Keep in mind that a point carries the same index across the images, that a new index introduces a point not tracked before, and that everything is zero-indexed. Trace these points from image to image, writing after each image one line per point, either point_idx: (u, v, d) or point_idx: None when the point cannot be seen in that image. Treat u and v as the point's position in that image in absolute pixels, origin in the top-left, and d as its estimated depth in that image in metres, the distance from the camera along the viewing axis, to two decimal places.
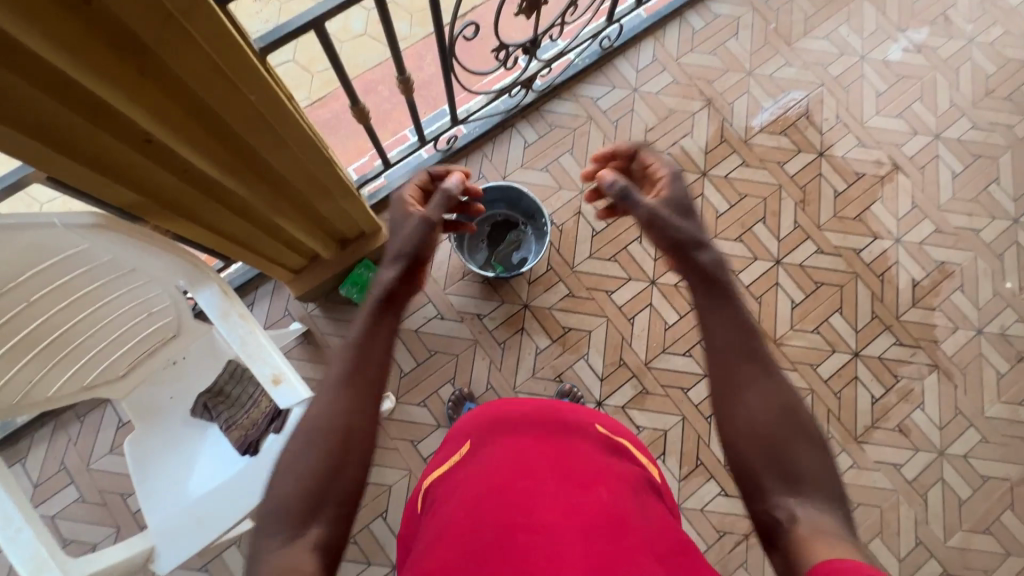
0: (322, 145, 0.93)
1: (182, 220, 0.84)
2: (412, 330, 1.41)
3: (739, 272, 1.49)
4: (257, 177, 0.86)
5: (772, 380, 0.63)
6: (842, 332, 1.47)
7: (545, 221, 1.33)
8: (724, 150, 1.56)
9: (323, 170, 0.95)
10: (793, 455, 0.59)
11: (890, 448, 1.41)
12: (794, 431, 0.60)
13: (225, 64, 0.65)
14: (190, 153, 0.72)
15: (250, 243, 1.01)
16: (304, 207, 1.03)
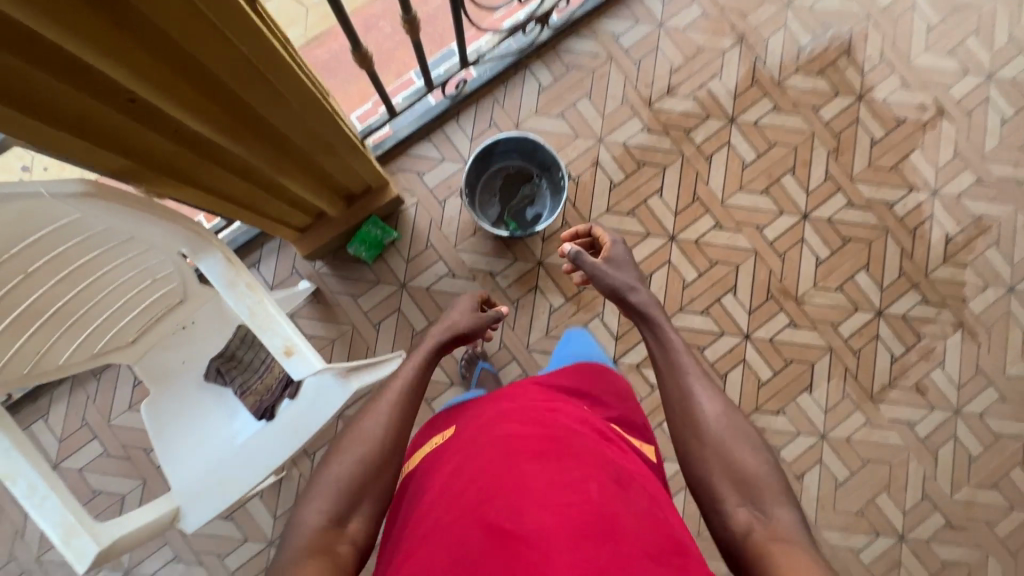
0: (324, 101, 0.86)
1: (179, 184, 0.79)
2: (422, 288, 1.38)
3: (763, 228, 1.42)
4: (255, 137, 0.80)
5: (708, 389, 0.79)
6: (867, 291, 1.42)
7: (561, 175, 1.25)
8: (755, 93, 1.44)
9: (325, 127, 0.89)
10: (740, 460, 0.71)
11: (905, 407, 1.40)
12: (742, 444, 0.73)
13: (217, 15, 0.57)
14: (180, 113, 0.65)
15: (249, 206, 0.96)
16: (305, 167, 0.97)
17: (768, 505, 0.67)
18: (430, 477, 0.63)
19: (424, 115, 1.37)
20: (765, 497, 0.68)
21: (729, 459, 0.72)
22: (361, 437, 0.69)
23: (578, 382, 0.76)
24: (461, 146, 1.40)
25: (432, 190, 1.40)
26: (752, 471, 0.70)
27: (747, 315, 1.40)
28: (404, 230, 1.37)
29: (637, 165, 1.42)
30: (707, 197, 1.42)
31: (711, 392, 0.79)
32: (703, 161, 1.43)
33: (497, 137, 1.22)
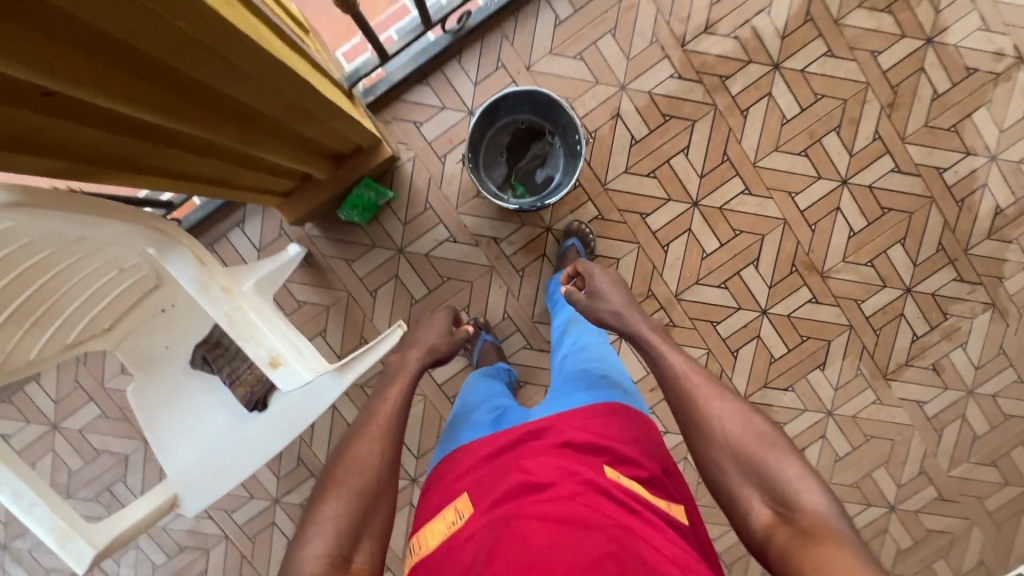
0: (288, 59, 0.70)
1: (133, 173, 0.67)
2: (421, 254, 1.28)
3: (797, 194, 1.28)
4: (213, 114, 0.66)
5: (711, 388, 0.82)
6: (898, 267, 1.32)
7: (578, 138, 1.10)
8: (807, 33, 1.23)
9: (297, 95, 0.74)
10: (750, 450, 0.75)
11: (917, 386, 1.36)
12: (747, 429, 0.77)
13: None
14: (112, 104, 0.52)
15: (217, 181, 0.83)
16: (280, 138, 0.83)
17: (791, 495, 0.70)
18: (445, 554, 0.59)
19: (421, 55, 1.19)
20: (787, 486, 0.71)
21: (740, 444, 0.76)
22: (362, 469, 0.78)
23: (599, 429, 0.71)
24: (464, 92, 1.22)
25: (431, 143, 1.25)
26: (762, 454, 0.74)
27: (767, 289, 1.32)
28: (401, 190, 1.25)
29: (663, 118, 1.25)
30: (738, 158, 1.27)
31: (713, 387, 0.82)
32: (738, 115, 1.25)
33: (508, 89, 1.04)
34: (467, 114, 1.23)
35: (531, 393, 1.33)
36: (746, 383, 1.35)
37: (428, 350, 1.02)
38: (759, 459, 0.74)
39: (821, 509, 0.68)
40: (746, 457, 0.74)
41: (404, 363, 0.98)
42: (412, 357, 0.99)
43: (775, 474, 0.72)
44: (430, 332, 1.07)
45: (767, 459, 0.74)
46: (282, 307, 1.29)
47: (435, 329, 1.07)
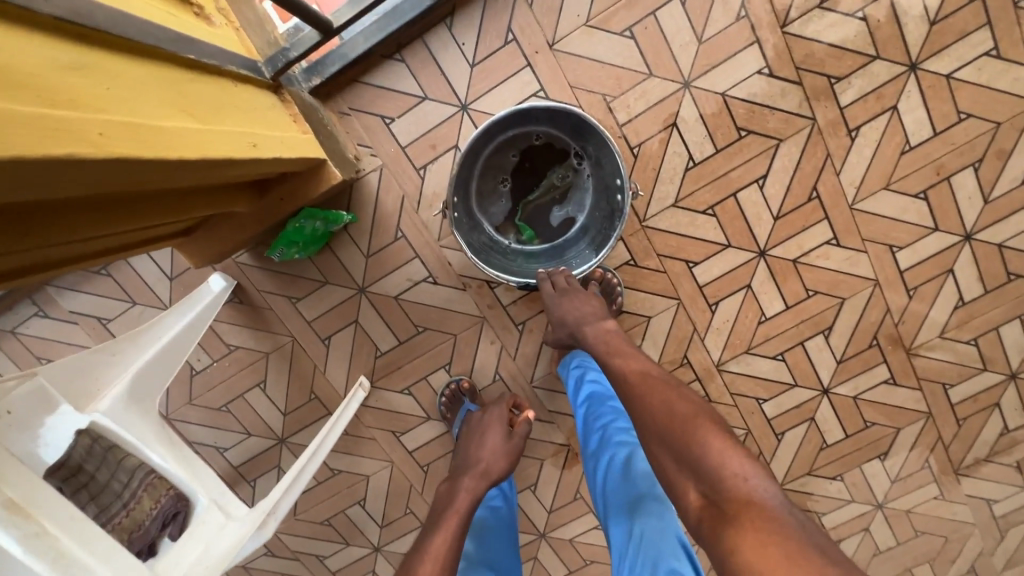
0: (57, 116, 0.34)
1: None
2: (389, 296, 0.96)
3: (900, 248, 0.95)
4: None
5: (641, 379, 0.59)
6: (1007, 348, 1.02)
7: (618, 181, 0.76)
8: (966, 20, 0.84)
9: (101, 174, 0.38)
10: (665, 427, 0.51)
11: (992, 484, 1.12)
12: (665, 405, 0.54)
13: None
14: None
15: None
16: (74, 213, 0.46)
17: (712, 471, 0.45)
18: None
19: (392, 17, 0.80)
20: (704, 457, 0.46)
21: (659, 417, 0.53)
22: None
23: None
24: (457, 77, 0.85)
25: (405, 148, 0.88)
26: (677, 422, 0.51)
27: (834, 365, 1.02)
28: (363, 211, 0.90)
29: (736, 134, 0.88)
30: (832, 195, 0.92)
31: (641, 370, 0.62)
32: (844, 136, 0.88)
33: (525, 104, 0.72)
34: (458, 109, 0.86)
35: (524, 465, 1.08)
36: (787, 469, 1.09)
37: (482, 474, 0.75)
38: (679, 425, 0.50)
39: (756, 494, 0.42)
40: (661, 430, 0.52)
41: (452, 500, 0.70)
42: (464, 488, 0.72)
43: (693, 444, 0.47)
44: (487, 450, 0.79)
45: (684, 431, 0.49)
46: (208, 351, 0.99)
47: (492, 443, 0.80)
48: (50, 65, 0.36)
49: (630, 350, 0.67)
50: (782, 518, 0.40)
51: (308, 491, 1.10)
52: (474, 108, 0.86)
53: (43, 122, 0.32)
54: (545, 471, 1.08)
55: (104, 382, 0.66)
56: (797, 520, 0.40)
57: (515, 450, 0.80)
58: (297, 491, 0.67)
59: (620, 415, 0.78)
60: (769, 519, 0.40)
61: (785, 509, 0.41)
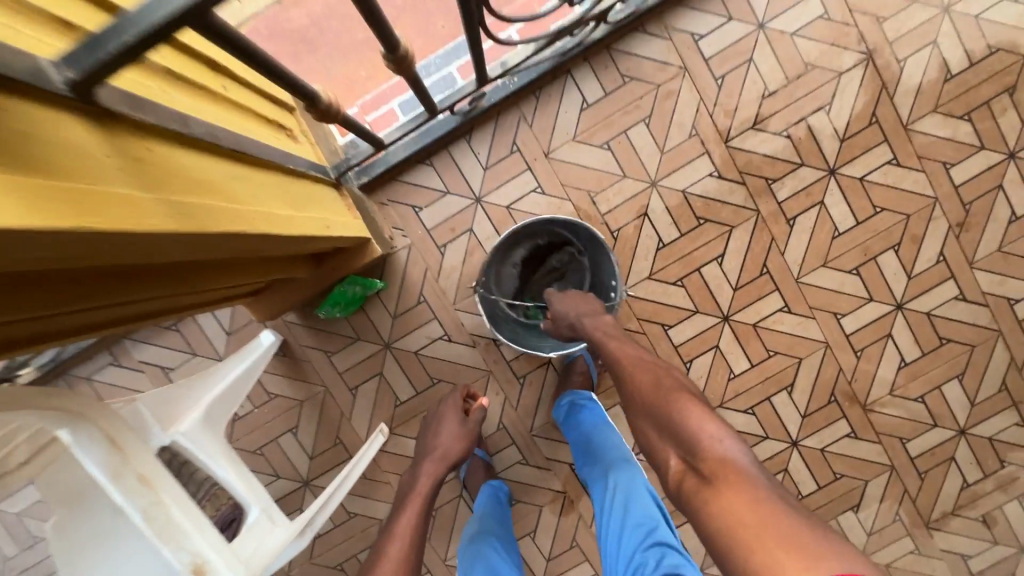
0: (230, 208, 0.54)
1: (40, 345, 0.53)
2: (410, 351, 1.13)
3: (843, 315, 1.12)
4: (41, 291, 0.44)
5: (636, 365, 0.76)
6: (953, 405, 1.15)
7: (610, 284, 0.98)
8: (871, 137, 1.07)
9: (244, 243, 0.58)
10: (658, 403, 0.67)
11: (963, 538, 1.19)
12: (658, 387, 0.70)
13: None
14: None
15: (122, 320, 0.63)
16: (204, 270, 0.66)
17: (693, 436, 0.60)
18: None
19: (425, 135, 1.04)
20: (687, 426, 0.62)
21: (651, 397, 0.69)
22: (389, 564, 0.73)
23: None
24: (473, 177, 1.08)
25: (430, 230, 1.10)
26: (668, 401, 0.67)
27: (799, 419, 1.16)
28: (392, 279, 1.10)
29: (696, 222, 1.09)
30: (780, 271, 1.11)
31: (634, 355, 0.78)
32: (784, 224, 1.09)
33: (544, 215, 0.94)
34: (473, 201, 1.09)
35: (524, 512, 1.18)
36: None
37: (441, 457, 0.93)
38: (666, 403, 0.66)
39: (727, 452, 0.57)
40: (656, 406, 0.68)
41: (414, 482, 0.88)
42: (425, 471, 0.91)
43: (680, 419, 0.63)
44: (443, 436, 0.96)
45: (671, 407, 0.65)
46: (251, 398, 1.15)
47: (451, 430, 0.97)
48: (224, 177, 0.57)
49: (624, 338, 0.83)
50: (748, 471, 0.55)
51: (326, 534, 1.19)
52: (487, 200, 1.08)
53: (226, 212, 0.53)
54: (543, 518, 1.17)
55: (182, 411, 0.82)
56: (762, 475, 0.55)
57: (470, 433, 0.98)
58: (329, 508, 0.81)
59: (604, 418, 0.97)
60: (739, 474, 0.54)
61: (752, 465, 0.56)
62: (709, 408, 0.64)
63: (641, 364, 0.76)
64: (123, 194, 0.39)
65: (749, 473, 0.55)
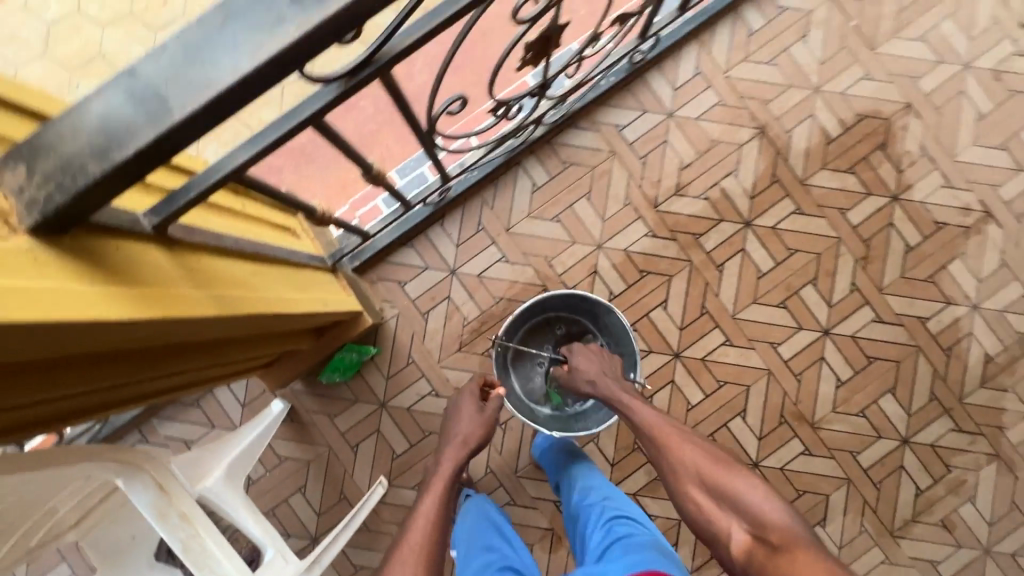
0: (254, 294, 0.74)
1: (110, 410, 0.71)
2: (403, 408, 1.28)
3: (779, 344, 1.28)
4: (117, 368, 0.61)
5: (671, 435, 0.88)
6: (892, 417, 1.29)
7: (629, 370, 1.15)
8: (775, 193, 1.29)
9: (265, 320, 0.77)
10: (711, 476, 0.79)
11: (929, 544, 1.28)
12: (705, 460, 0.82)
13: (49, 331, 0.42)
14: (87, 382, 0.57)
15: (148, 395, 0.78)
16: (231, 345, 0.84)
17: (756, 511, 0.72)
18: None
19: (404, 223, 1.26)
20: (748, 503, 0.73)
21: (705, 471, 0.80)
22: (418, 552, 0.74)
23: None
24: (447, 254, 1.29)
25: (414, 300, 1.29)
26: (722, 477, 0.78)
27: (756, 441, 1.28)
28: (384, 345, 1.28)
29: (640, 274, 1.28)
30: (717, 310, 1.28)
31: (666, 423, 0.90)
32: (714, 270, 1.28)
33: (585, 297, 1.15)
34: (449, 273, 1.28)
35: None
36: None
37: (462, 443, 0.99)
38: (721, 479, 0.78)
39: (787, 524, 0.69)
40: (708, 478, 0.79)
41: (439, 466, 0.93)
42: (449, 457, 0.96)
43: (739, 495, 0.75)
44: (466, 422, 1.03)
45: (729, 483, 0.77)
46: (263, 462, 1.28)
47: (468, 417, 1.04)
48: (250, 273, 0.77)
49: (647, 406, 0.95)
50: (807, 541, 0.66)
51: None
52: (461, 271, 1.29)
53: (251, 298, 0.73)
54: (535, 555, 1.27)
55: (208, 469, 0.97)
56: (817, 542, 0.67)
57: (488, 420, 1.04)
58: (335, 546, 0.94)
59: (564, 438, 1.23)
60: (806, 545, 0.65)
61: (807, 534, 0.68)
62: (762, 482, 0.76)
63: (676, 434, 0.88)
64: (179, 290, 0.58)
65: (808, 542, 0.66)
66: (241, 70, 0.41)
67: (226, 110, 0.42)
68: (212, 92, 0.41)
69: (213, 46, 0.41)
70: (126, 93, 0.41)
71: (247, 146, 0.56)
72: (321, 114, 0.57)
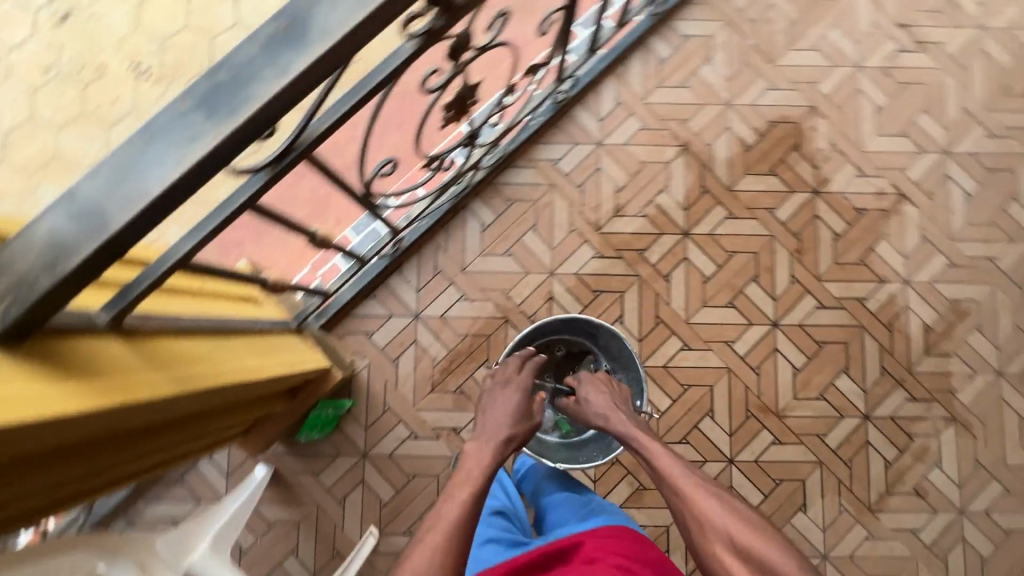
0: (219, 368, 0.79)
1: (89, 497, 0.74)
2: (385, 455, 1.31)
3: (733, 342, 1.35)
4: (92, 456, 0.65)
5: (694, 485, 0.87)
6: (849, 395, 1.35)
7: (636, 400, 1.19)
8: (706, 202, 1.38)
9: (233, 391, 0.83)
10: (743, 537, 0.79)
11: (906, 514, 1.32)
12: (733, 517, 0.81)
13: (22, 433, 0.47)
14: (62, 472, 0.61)
15: (124, 479, 0.81)
16: (205, 420, 0.89)
17: None
18: None
19: (364, 277, 1.32)
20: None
21: (736, 533, 0.79)
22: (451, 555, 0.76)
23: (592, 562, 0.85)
24: (409, 300, 1.35)
25: (383, 348, 1.34)
26: (756, 543, 0.78)
27: (728, 438, 1.33)
28: (359, 396, 1.32)
29: (594, 294, 1.35)
30: (671, 317, 1.35)
31: (691, 475, 0.90)
32: (662, 281, 1.36)
33: (594, 324, 1.20)
34: (414, 318, 1.34)
35: None
36: None
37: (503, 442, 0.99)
38: (755, 546, 0.77)
39: None
40: (738, 539, 0.79)
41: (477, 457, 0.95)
42: (490, 454, 0.96)
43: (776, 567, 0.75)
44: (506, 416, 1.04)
45: (766, 554, 0.76)
46: (253, 530, 1.29)
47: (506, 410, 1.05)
48: (215, 349, 0.83)
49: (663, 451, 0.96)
50: None
51: None
52: (424, 315, 1.34)
53: (216, 372, 0.78)
54: None
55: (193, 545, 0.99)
56: None
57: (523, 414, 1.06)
58: None
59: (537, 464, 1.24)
60: None
61: None
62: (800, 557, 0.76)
63: (697, 484, 0.88)
64: (140, 376, 0.63)
65: None
66: (168, 179, 0.47)
67: (158, 215, 0.49)
68: (144, 201, 0.47)
69: (142, 162, 0.47)
70: (68, 213, 0.47)
71: (190, 236, 0.63)
72: (253, 200, 0.64)
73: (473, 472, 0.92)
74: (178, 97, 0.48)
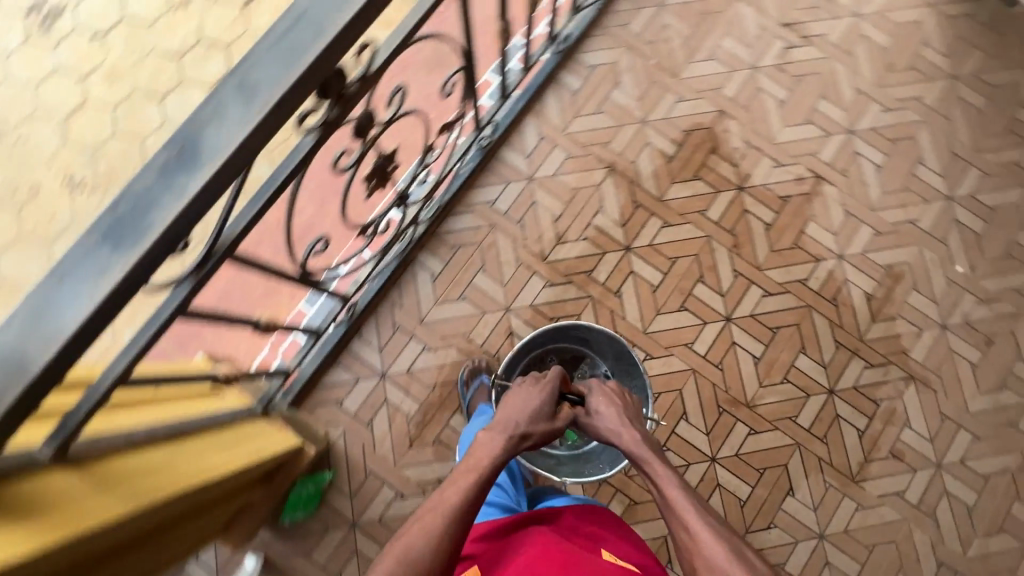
0: (176, 473, 0.80)
1: None
2: (375, 520, 1.30)
3: (693, 343, 1.40)
4: None
5: (706, 527, 0.80)
6: (812, 374, 1.39)
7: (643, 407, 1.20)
8: (641, 215, 1.44)
9: (196, 493, 0.83)
10: None
11: (888, 478, 1.36)
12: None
13: None
14: None
15: None
16: (176, 527, 0.88)
17: None
18: None
19: (323, 347, 1.32)
20: None
21: None
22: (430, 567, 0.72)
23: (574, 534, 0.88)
24: (374, 360, 1.36)
25: (355, 412, 1.34)
26: None
27: (706, 437, 1.36)
28: (339, 466, 1.31)
29: (551, 321, 1.39)
30: (630, 331, 1.39)
31: (700, 514, 0.83)
32: (614, 297, 1.40)
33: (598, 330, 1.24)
34: (381, 377, 1.35)
35: None
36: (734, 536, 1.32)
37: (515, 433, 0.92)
38: None
39: None
40: None
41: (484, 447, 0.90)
42: (500, 445, 0.89)
43: None
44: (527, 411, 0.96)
45: None
46: None
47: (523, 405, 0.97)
48: (171, 454, 0.83)
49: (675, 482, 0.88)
50: None
51: None
52: (391, 372, 1.36)
53: (173, 479, 0.79)
54: None
55: None
56: None
57: (544, 414, 0.98)
58: None
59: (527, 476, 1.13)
60: None
61: None
62: None
63: (711, 527, 0.80)
64: (90, 503, 0.63)
65: None
66: (82, 315, 0.50)
67: (77, 349, 0.51)
68: (61, 339, 0.49)
69: (55, 304, 0.50)
70: None
71: (123, 354, 0.65)
72: (179, 309, 0.66)
73: (482, 462, 0.87)
74: (82, 236, 0.51)
